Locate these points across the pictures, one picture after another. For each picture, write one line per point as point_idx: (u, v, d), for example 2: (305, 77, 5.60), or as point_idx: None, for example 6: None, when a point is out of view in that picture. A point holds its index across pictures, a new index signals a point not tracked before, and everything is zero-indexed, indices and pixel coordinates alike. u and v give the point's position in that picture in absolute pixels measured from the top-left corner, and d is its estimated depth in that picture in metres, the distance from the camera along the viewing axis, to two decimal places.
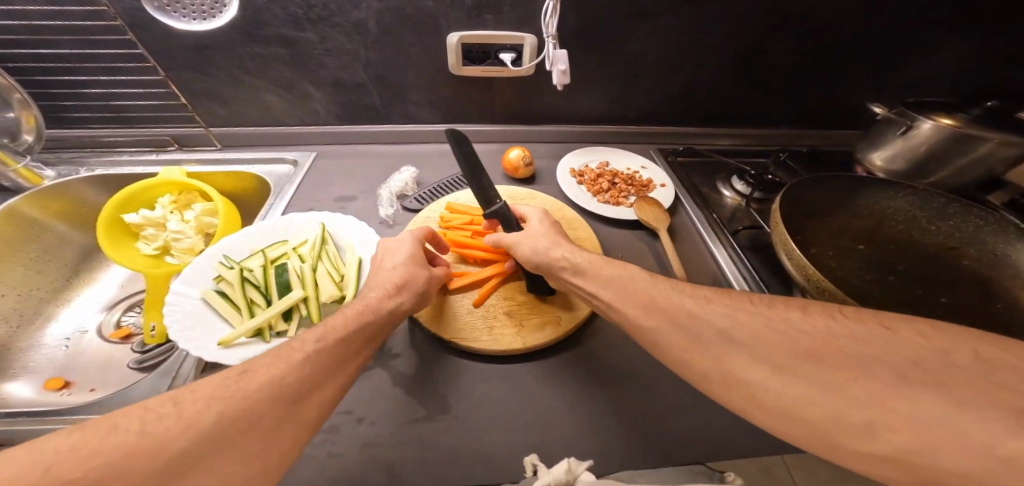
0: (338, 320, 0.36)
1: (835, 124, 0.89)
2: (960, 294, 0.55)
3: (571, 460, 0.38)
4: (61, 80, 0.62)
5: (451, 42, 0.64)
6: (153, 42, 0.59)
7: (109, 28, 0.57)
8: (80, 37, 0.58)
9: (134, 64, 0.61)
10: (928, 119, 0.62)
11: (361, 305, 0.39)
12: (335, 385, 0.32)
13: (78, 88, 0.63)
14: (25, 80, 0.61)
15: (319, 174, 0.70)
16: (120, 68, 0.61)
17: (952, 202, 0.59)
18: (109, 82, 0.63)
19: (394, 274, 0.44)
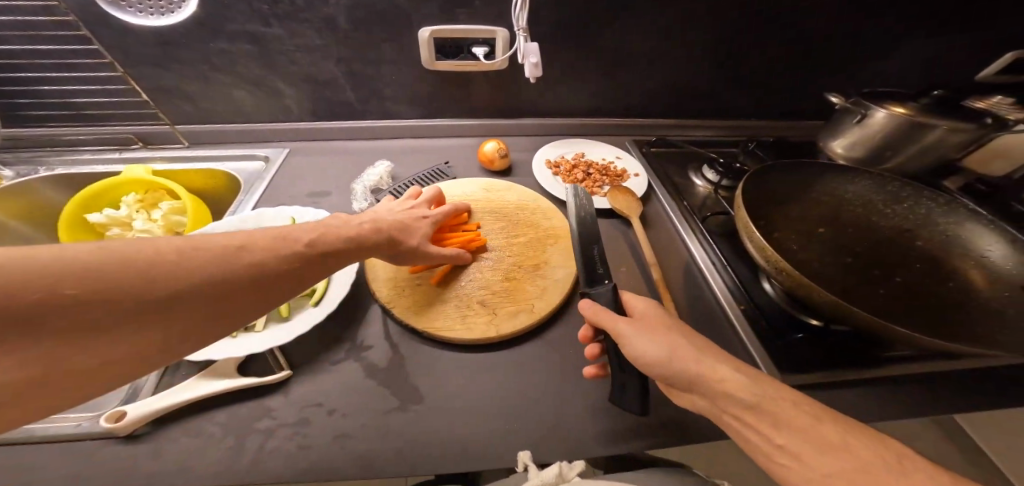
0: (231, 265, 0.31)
1: (802, 115, 0.92)
2: (914, 273, 0.57)
3: (563, 464, 0.40)
4: (13, 77, 0.59)
5: (423, 37, 0.64)
6: (111, 38, 0.57)
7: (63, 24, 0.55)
8: (32, 33, 0.56)
9: (91, 60, 0.59)
10: (882, 108, 0.64)
11: (270, 253, 0.34)
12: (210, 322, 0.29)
13: (34, 84, 0.61)
14: None
15: (293, 170, 0.69)
16: (76, 64, 0.59)
17: (906, 186, 0.62)
18: (65, 79, 0.61)
19: (358, 226, 0.44)
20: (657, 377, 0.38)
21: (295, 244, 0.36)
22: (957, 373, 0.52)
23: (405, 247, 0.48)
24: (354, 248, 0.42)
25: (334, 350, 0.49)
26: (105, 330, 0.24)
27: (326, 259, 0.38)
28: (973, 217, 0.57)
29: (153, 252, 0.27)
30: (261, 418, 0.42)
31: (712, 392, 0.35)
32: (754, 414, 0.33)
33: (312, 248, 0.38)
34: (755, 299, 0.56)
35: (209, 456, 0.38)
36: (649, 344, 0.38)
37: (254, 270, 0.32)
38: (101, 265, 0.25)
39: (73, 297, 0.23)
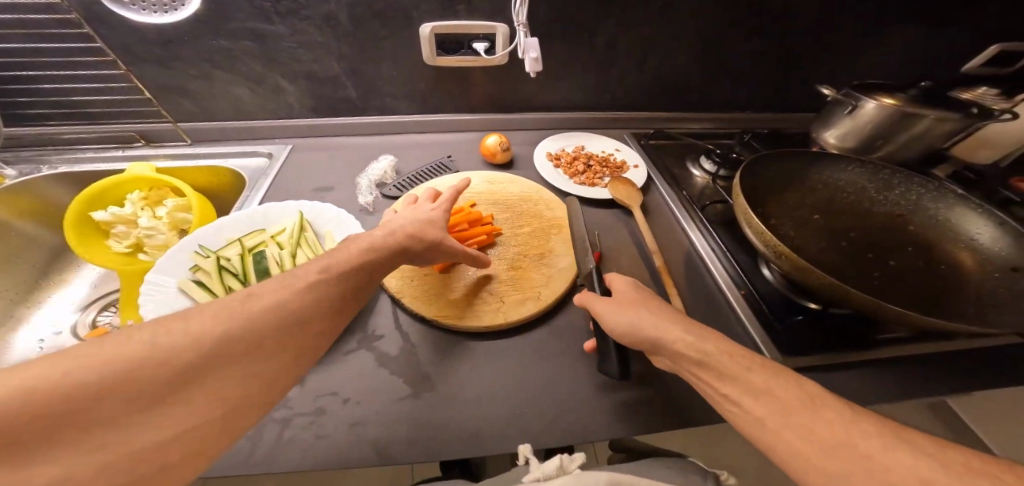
0: (250, 324, 0.27)
1: (795, 107, 0.94)
2: (907, 257, 0.59)
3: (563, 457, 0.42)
4: (14, 75, 0.59)
5: (424, 33, 0.65)
6: (114, 36, 0.58)
7: (64, 22, 0.55)
8: (33, 31, 0.55)
9: (94, 58, 0.59)
10: (872, 99, 0.66)
11: (287, 299, 0.30)
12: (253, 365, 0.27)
13: (35, 83, 0.60)
14: None
15: (297, 166, 0.70)
16: (78, 62, 0.59)
17: (896, 173, 0.64)
18: (68, 77, 0.61)
19: (384, 233, 0.43)
20: (632, 344, 0.41)
21: (313, 272, 0.34)
22: (948, 352, 0.54)
23: (434, 240, 0.46)
24: (374, 251, 0.40)
25: (345, 340, 0.50)
26: (125, 431, 0.21)
27: (349, 298, 0.35)
28: (961, 202, 0.60)
29: (163, 329, 0.24)
30: (277, 408, 0.42)
31: (671, 352, 0.37)
32: (704, 370, 0.34)
33: (332, 284, 0.34)
34: (755, 285, 0.57)
35: (228, 446, 0.39)
36: (625, 318, 0.40)
37: (276, 328, 0.29)
38: (116, 355, 0.22)
39: (93, 390, 0.21)
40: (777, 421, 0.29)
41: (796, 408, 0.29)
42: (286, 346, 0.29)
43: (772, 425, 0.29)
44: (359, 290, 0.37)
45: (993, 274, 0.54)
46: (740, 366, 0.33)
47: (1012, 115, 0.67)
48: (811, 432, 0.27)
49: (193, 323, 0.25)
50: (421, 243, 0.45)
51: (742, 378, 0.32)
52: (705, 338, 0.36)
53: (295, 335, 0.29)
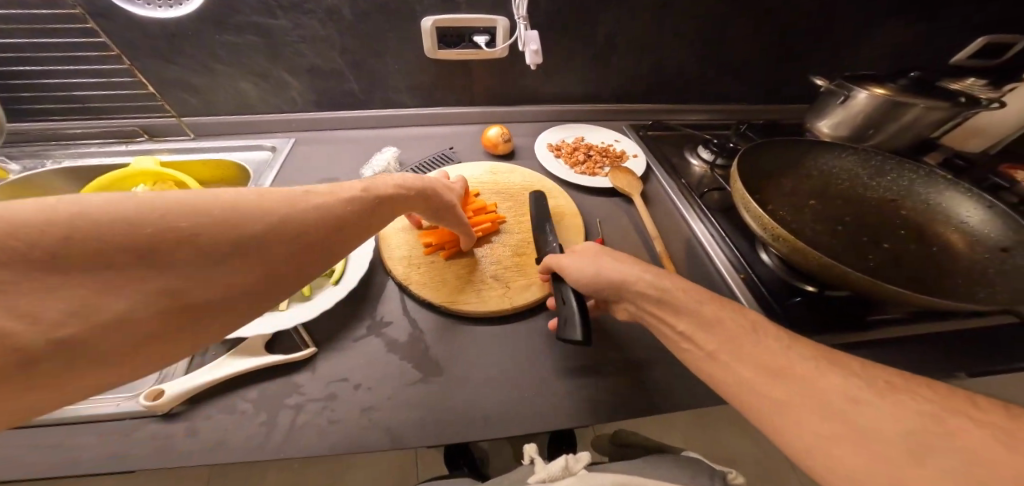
0: (277, 219, 0.28)
1: (790, 99, 0.95)
2: (901, 240, 0.61)
3: (569, 458, 0.48)
4: (18, 71, 0.59)
5: (426, 26, 0.65)
6: (118, 31, 0.58)
7: (68, 17, 0.55)
8: (35, 27, 0.55)
9: (97, 53, 0.59)
10: (863, 89, 0.68)
11: (313, 204, 0.31)
12: (257, 266, 0.27)
13: (38, 78, 0.60)
14: None
15: (300, 159, 0.70)
16: (81, 57, 0.59)
17: (888, 160, 0.66)
18: (71, 73, 0.60)
19: (393, 180, 0.42)
20: (598, 292, 0.43)
21: (349, 191, 0.36)
22: (943, 334, 0.55)
23: (452, 218, 0.51)
24: (398, 185, 0.42)
25: (355, 327, 0.51)
26: (129, 298, 0.21)
27: (365, 216, 0.36)
28: (951, 186, 0.62)
29: (200, 200, 0.25)
30: (290, 394, 0.43)
31: (633, 293, 0.40)
32: (662, 307, 0.38)
33: (353, 201, 0.35)
34: (753, 268, 0.59)
35: (243, 432, 0.40)
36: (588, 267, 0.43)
37: (280, 235, 0.28)
38: (153, 213, 0.22)
39: (107, 249, 0.21)
40: (726, 353, 0.32)
41: (737, 334, 0.33)
42: (304, 250, 0.30)
43: (724, 356, 0.32)
44: (383, 219, 0.39)
45: (982, 255, 0.56)
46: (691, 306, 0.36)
47: (1002, 103, 0.68)
48: (762, 363, 0.30)
49: (225, 205, 0.26)
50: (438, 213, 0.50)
51: (697, 313, 0.36)
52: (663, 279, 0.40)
53: (314, 240, 0.30)
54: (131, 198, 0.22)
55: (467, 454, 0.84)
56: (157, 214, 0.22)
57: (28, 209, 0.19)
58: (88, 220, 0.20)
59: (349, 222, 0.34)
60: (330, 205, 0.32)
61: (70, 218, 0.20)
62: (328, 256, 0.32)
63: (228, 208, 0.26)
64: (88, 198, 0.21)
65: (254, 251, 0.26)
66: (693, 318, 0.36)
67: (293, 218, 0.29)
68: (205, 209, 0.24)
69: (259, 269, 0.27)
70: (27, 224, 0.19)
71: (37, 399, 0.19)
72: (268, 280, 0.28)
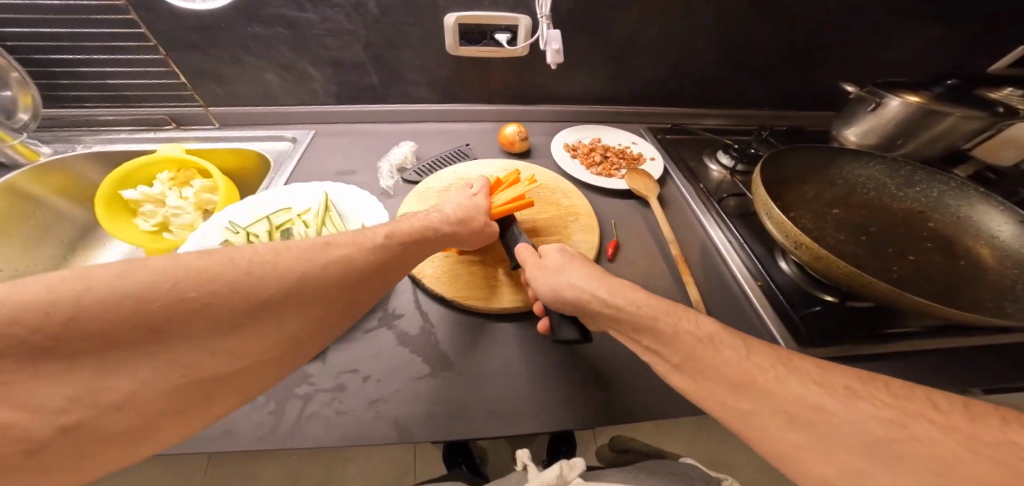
0: (277, 289, 0.30)
1: (815, 105, 0.93)
2: (928, 253, 0.59)
3: (563, 467, 0.47)
4: (59, 59, 0.61)
5: (449, 23, 0.65)
6: (158, 23, 0.59)
7: (111, 8, 0.56)
8: (81, 17, 0.57)
9: (137, 44, 0.61)
10: (896, 96, 0.66)
11: (316, 262, 0.33)
12: (263, 333, 0.29)
13: (76, 66, 0.62)
14: (26, 58, 0.60)
15: (318, 151, 0.71)
16: (121, 47, 0.61)
17: (918, 170, 0.63)
18: (108, 62, 0.62)
19: (407, 222, 0.45)
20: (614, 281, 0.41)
21: (375, 238, 0.40)
22: (972, 348, 0.53)
23: (471, 242, 0.52)
24: (410, 241, 0.43)
25: (367, 318, 0.51)
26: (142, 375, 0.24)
27: (375, 274, 0.38)
28: (983, 199, 0.59)
29: (207, 272, 0.27)
30: (300, 384, 0.43)
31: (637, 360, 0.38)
32: None
33: (361, 255, 0.37)
34: (771, 275, 0.57)
35: (251, 419, 0.40)
36: (546, 284, 0.44)
37: (283, 300, 0.30)
38: (164, 287, 0.25)
39: (120, 329, 0.23)
40: None
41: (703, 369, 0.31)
42: (304, 316, 0.32)
43: None
44: (399, 269, 0.41)
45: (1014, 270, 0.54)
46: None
47: None
48: None
49: (233, 275, 0.28)
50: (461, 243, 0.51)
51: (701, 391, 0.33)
52: (616, 294, 0.39)
53: (310, 304, 0.32)
54: (140, 274, 0.24)
55: (467, 452, 0.85)
56: (164, 290, 0.24)
57: (39, 294, 0.21)
58: (96, 299, 0.22)
59: (351, 267, 0.35)
60: (331, 251, 0.35)
61: (78, 300, 0.22)
62: (333, 321, 0.34)
63: (235, 274, 0.28)
64: (95, 272, 0.23)
65: (258, 318, 0.29)
66: (657, 341, 0.35)
67: (298, 282, 0.31)
68: (211, 279, 0.27)
69: (262, 338, 0.29)
70: (34, 307, 0.21)
71: (53, 476, 0.22)
72: (274, 347, 0.30)
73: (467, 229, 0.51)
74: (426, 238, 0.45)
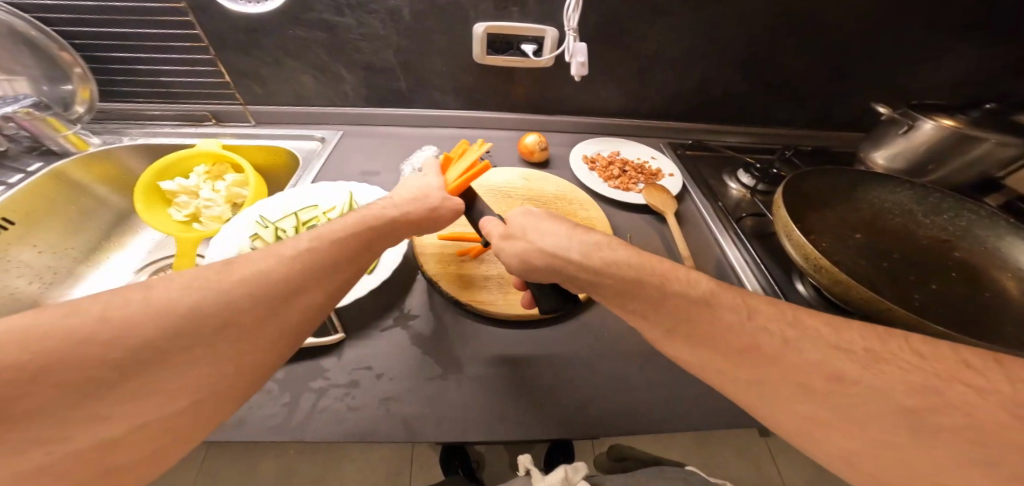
0: (169, 323, 0.24)
1: (841, 126, 0.92)
2: (954, 283, 0.57)
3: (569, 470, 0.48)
4: (117, 57, 0.65)
5: (478, 32, 0.67)
6: (213, 24, 0.62)
7: (172, 10, 0.60)
8: (144, 18, 0.60)
9: (190, 44, 0.64)
10: (930, 119, 0.64)
11: (228, 281, 0.28)
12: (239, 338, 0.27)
13: (132, 64, 0.66)
14: (90, 56, 0.64)
15: (344, 151, 0.73)
16: (175, 46, 0.64)
17: (947, 197, 0.62)
18: (161, 61, 0.66)
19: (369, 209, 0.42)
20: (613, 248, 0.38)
21: (341, 225, 0.38)
22: None
23: (438, 221, 0.49)
24: (364, 229, 0.39)
25: (381, 316, 0.52)
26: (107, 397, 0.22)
27: (318, 281, 0.32)
28: (1014, 232, 0.57)
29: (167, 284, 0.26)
30: (315, 378, 0.45)
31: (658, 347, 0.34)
32: None
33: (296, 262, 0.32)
34: (786, 297, 0.57)
35: (264, 412, 0.42)
36: (514, 254, 0.42)
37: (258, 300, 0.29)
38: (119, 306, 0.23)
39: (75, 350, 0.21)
40: None
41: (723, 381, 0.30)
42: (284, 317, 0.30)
43: None
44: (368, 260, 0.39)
45: None
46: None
47: None
48: None
49: (196, 285, 0.27)
50: (429, 222, 0.48)
51: None
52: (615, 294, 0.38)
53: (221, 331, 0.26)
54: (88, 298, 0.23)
55: (464, 457, 0.86)
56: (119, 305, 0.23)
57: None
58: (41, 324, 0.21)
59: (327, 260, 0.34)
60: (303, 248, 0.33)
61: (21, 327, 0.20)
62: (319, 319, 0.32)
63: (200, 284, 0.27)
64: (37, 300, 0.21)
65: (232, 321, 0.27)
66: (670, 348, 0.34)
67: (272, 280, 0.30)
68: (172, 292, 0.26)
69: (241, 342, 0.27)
70: None
71: None
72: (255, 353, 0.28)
73: (423, 205, 0.47)
74: (389, 223, 0.42)
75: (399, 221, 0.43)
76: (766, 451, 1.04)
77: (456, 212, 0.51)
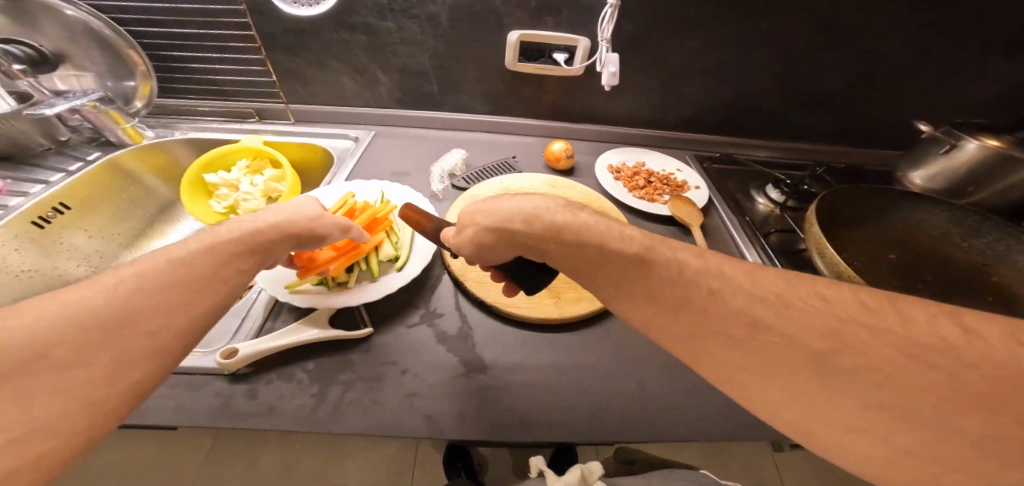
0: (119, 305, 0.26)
1: (873, 144, 0.90)
2: (991, 308, 0.55)
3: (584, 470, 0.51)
4: (176, 55, 0.69)
5: (512, 39, 0.68)
6: (265, 26, 0.66)
7: (230, 12, 0.64)
8: (205, 19, 0.65)
9: (243, 44, 0.68)
10: (974, 139, 0.62)
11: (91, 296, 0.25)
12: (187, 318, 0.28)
13: (188, 63, 0.70)
14: (153, 54, 0.69)
15: (376, 151, 0.76)
16: (230, 46, 0.68)
17: (988, 220, 0.59)
18: (215, 60, 0.70)
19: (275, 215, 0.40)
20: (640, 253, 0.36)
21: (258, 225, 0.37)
22: None
23: (321, 239, 0.43)
24: (238, 237, 0.34)
25: (408, 313, 0.54)
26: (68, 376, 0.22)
27: (198, 295, 0.29)
28: None
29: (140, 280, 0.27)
30: (343, 370, 0.46)
31: None
32: None
33: (165, 276, 0.29)
34: None
35: (295, 401, 0.43)
36: (469, 241, 0.41)
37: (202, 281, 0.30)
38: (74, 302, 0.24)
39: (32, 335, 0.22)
40: None
41: None
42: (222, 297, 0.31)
43: None
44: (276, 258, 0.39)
45: None
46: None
47: None
48: None
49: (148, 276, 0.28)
50: (311, 237, 0.42)
51: None
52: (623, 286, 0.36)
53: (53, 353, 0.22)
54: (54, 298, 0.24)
55: (466, 458, 0.87)
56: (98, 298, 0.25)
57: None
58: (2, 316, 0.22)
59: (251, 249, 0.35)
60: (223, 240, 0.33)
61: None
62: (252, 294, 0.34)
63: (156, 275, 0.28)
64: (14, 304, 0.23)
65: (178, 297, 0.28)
66: None
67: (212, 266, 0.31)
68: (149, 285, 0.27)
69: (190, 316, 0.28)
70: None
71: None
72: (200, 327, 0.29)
73: (302, 213, 0.42)
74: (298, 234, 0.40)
75: (277, 227, 0.38)
76: (774, 471, 1.01)
77: (338, 228, 0.45)
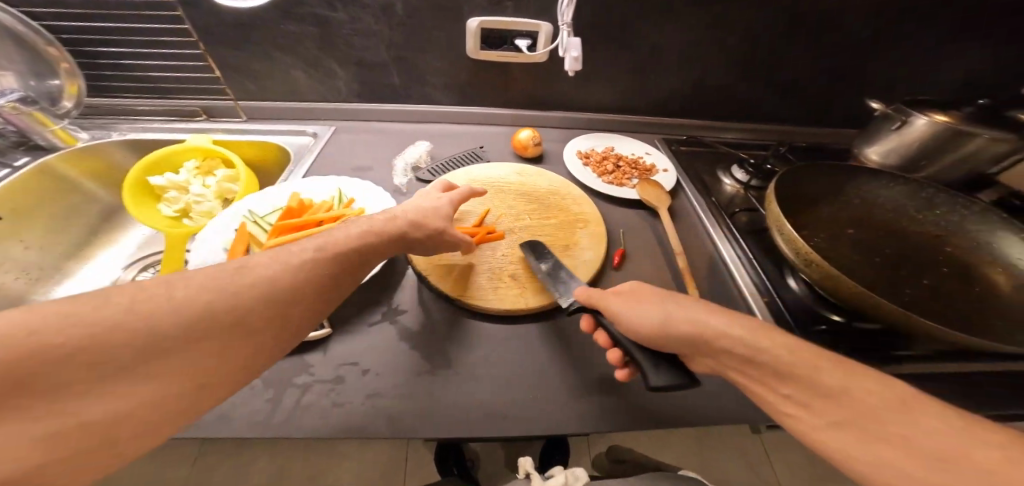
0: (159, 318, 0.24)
1: (836, 122, 0.92)
2: (942, 278, 0.57)
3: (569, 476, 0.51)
4: (109, 53, 0.65)
5: (471, 26, 0.66)
6: (200, 19, 0.62)
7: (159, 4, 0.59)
8: (135, 12, 0.60)
9: (178, 39, 0.63)
10: (924, 115, 0.63)
11: None
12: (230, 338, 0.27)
13: (123, 60, 0.66)
14: (80, 50, 0.64)
15: (336, 146, 0.73)
16: (164, 41, 0.64)
17: (941, 193, 0.62)
18: (151, 57, 0.65)
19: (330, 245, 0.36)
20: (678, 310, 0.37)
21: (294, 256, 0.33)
22: (987, 376, 0.51)
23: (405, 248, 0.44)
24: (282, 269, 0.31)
25: (370, 312, 0.52)
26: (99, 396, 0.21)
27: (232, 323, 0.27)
28: (1005, 225, 0.57)
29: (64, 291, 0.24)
30: (299, 374, 0.44)
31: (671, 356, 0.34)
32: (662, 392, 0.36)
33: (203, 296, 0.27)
34: (782, 295, 0.56)
35: (248, 407, 0.41)
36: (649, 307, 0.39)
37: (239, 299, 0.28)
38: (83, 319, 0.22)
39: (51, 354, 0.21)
40: None
41: None
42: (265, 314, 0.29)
43: None
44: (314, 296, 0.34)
45: None
46: (724, 315, 0.36)
47: None
48: None
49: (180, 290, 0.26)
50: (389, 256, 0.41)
51: None
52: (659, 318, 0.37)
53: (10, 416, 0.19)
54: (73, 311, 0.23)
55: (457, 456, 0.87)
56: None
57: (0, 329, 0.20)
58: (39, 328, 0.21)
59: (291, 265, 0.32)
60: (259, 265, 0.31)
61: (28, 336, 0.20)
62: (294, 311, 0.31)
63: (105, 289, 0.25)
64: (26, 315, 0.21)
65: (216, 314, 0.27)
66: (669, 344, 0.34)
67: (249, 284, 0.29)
68: None
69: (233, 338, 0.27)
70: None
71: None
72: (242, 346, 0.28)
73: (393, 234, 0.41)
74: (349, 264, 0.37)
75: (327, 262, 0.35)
76: (762, 451, 1.04)
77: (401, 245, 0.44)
